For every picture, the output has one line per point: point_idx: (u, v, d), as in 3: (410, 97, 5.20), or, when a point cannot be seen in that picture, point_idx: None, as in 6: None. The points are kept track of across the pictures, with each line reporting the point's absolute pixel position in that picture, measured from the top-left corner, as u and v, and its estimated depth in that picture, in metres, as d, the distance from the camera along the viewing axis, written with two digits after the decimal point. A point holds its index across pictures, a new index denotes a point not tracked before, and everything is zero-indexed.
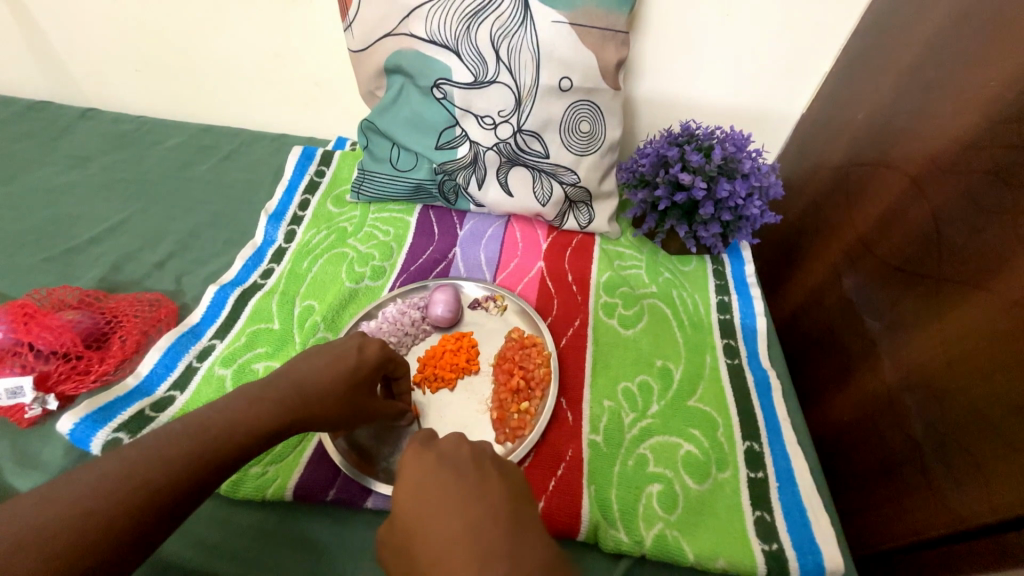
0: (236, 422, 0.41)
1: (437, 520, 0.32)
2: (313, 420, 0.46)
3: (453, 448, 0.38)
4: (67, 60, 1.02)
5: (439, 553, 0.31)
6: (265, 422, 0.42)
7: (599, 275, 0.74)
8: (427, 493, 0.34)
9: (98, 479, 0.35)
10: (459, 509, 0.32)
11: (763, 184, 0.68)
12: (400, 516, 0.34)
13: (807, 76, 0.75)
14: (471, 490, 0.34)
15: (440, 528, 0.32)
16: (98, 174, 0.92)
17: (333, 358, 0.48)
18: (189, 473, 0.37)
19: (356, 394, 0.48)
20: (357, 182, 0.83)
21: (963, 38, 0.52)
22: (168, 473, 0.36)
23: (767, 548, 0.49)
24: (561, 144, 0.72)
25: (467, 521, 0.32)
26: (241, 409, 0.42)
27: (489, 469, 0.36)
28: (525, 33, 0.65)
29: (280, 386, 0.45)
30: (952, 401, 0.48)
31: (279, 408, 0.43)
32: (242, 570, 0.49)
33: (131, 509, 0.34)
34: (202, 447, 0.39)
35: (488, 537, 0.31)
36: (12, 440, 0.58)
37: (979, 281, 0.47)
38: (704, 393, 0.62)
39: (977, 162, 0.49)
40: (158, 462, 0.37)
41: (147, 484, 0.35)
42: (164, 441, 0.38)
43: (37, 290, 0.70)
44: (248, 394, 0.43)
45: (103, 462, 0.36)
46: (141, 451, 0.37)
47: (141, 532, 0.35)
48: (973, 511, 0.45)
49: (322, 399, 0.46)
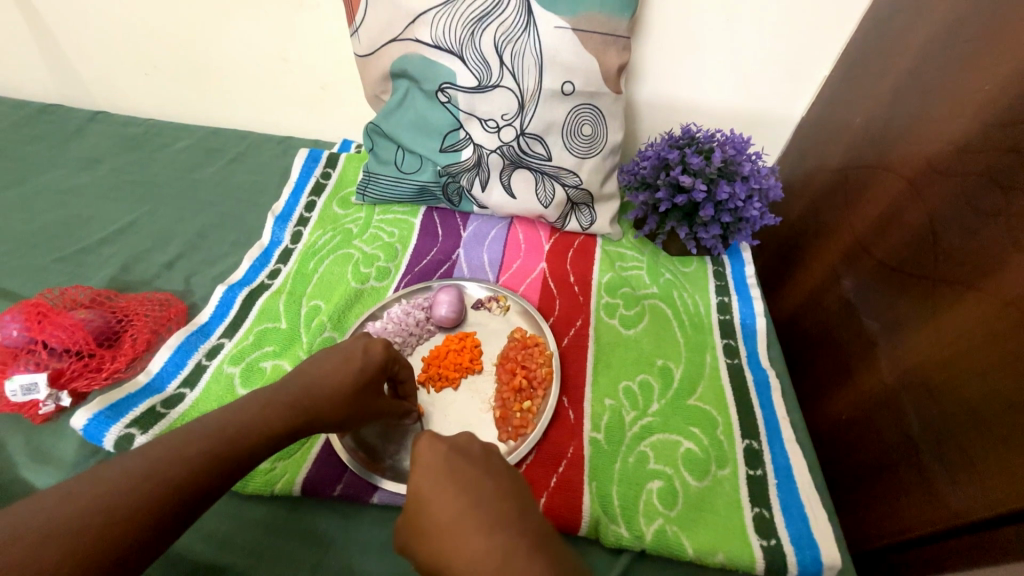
0: (249, 423, 0.42)
1: (450, 499, 0.34)
2: (322, 421, 0.47)
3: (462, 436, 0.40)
4: (77, 64, 1.04)
5: (453, 527, 0.33)
6: (278, 423, 0.44)
7: (601, 276, 0.75)
8: (440, 473, 0.36)
9: (119, 474, 0.36)
10: (471, 490, 0.35)
11: (763, 187, 0.69)
12: (412, 493, 0.36)
13: (806, 79, 0.76)
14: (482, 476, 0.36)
15: (453, 506, 0.34)
16: (108, 176, 0.93)
17: (341, 361, 0.49)
18: (206, 470, 0.39)
19: (363, 394, 0.49)
20: (362, 184, 0.84)
21: (959, 43, 0.53)
22: (184, 469, 0.38)
23: (766, 544, 0.50)
24: (563, 147, 0.73)
25: (479, 502, 0.34)
26: (255, 409, 0.43)
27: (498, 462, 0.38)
28: (528, 39, 0.67)
29: (292, 388, 0.46)
30: (948, 399, 0.49)
31: (290, 409, 0.45)
32: (251, 563, 0.51)
33: (152, 504, 0.36)
34: (217, 447, 0.40)
35: (500, 518, 0.33)
36: (26, 436, 0.59)
37: (973, 282, 0.48)
38: (704, 391, 0.63)
39: (971, 164, 0.50)
40: (176, 460, 0.38)
41: (165, 479, 0.37)
42: (180, 439, 0.39)
43: (50, 290, 0.72)
44: (260, 396, 0.45)
45: (123, 459, 0.37)
46: (159, 449, 0.38)
47: (161, 526, 0.36)
48: (968, 507, 0.45)
49: (331, 399, 0.47)
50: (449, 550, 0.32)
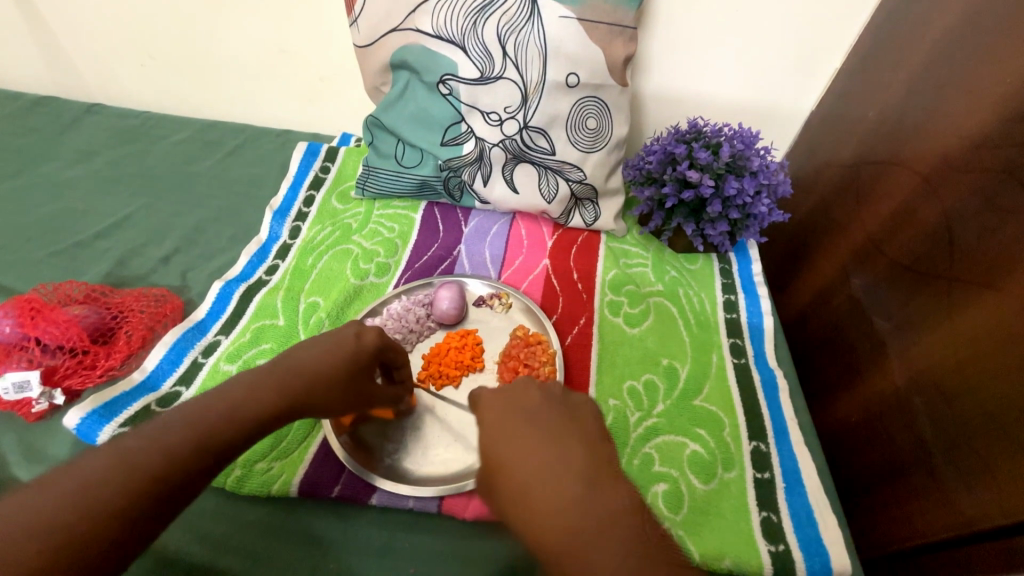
0: (233, 410, 0.40)
1: (519, 466, 0.34)
2: (313, 406, 0.44)
3: (518, 392, 0.39)
4: (72, 55, 1.02)
5: (533, 479, 0.33)
6: (265, 409, 0.41)
7: (605, 273, 0.74)
8: (512, 436, 0.36)
9: (96, 466, 0.35)
10: (551, 446, 0.35)
11: (772, 182, 0.67)
12: (497, 444, 0.36)
13: (816, 73, 0.74)
14: (546, 436, 0.35)
15: (520, 478, 0.34)
16: (103, 170, 0.92)
17: (332, 345, 0.46)
18: (188, 459, 0.37)
19: (357, 378, 0.47)
20: (362, 179, 0.83)
21: (976, 35, 0.52)
22: (166, 460, 0.36)
23: (774, 550, 0.49)
24: (567, 141, 0.71)
25: (545, 473, 0.33)
26: (238, 395, 0.41)
27: (560, 416, 0.37)
28: (532, 28, 0.65)
29: (279, 372, 0.43)
30: (962, 402, 0.48)
31: (278, 392, 0.42)
32: (248, 567, 0.49)
33: (134, 496, 0.35)
34: (198, 434, 0.38)
35: (559, 494, 0.32)
36: (19, 434, 0.58)
37: (991, 280, 0.46)
38: (710, 392, 0.61)
39: (989, 161, 0.48)
40: (155, 450, 0.36)
41: (146, 470, 0.35)
42: (159, 427, 0.38)
43: (44, 286, 0.71)
44: (245, 379, 0.42)
45: (101, 450, 0.36)
46: (139, 440, 0.37)
47: (145, 518, 0.35)
48: (982, 513, 0.44)
49: (323, 383, 0.44)
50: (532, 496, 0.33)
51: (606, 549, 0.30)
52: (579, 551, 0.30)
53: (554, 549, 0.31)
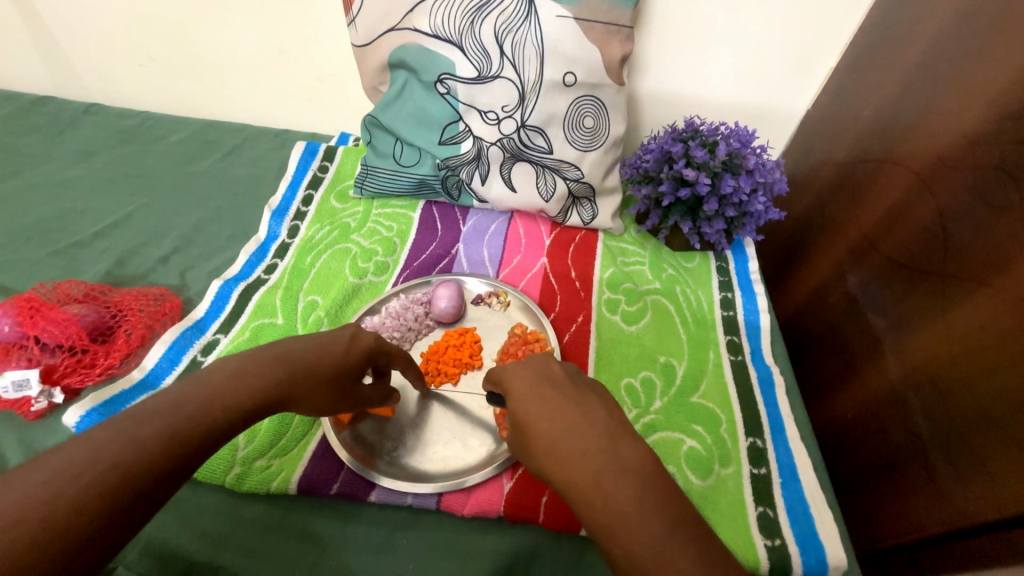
0: (213, 399, 0.39)
1: (542, 425, 0.38)
2: (297, 398, 0.44)
3: (545, 365, 0.43)
4: (72, 56, 1.03)
5: (554, 435, 0.37)
6: (244, 398, 0.40)
7: (603, 272, 0.74)
8: (535, 401, 0.40)
9: (65, 461, 0.33)
10: (572, 406, 0.39)
11: (768, 180, 0.67)
12: (521, 408, 0.40)
13: (811, 72, 0.75)
14: (573, 399, 0.39)
15: (544, 433, 0.38)
16: (102, 170, 0.92)
17: (325, 340, 0.46)
18: (167, 452, 0.35)
19: (344, 378, 0.47)
20: (360, 178, 0.83)
21: (971, 34, 0.52)
22: (139, 452, 0.34)
23: (770, 544, 0.49)
24: (564, 139, 0.72)
25: (565, 430, 0.37)
26: (218, 384, 0.40)
27: (585, 388, 0.41)
28: (529, 27, 0.65)
29: (265, 360, 0.43)
30: (957, 398, 0.48)
31: (261, 380, 0.41)
32: (247, 563, 0.50)
33: (104, 493, 0.32)
34: (176, 425, 0.36)
35: (578, 445, 0.36)
36: (18, 432, 0.59)
37: (985, 277, 0.47)
38: (707, 389, 0.62)
39: (984, 157, 0.48)
40: (129, 442, 0.34)
41: (119, 463, 0.33)
42: (129, 418, 0.36)
43: (44, 285, 0.71)
44: (226, 367, 0.41)
45: (69, 446, 0.34)
46: (108, 432, 0.35)
47: (118, 516, 0.32)
48: (977, 509, 0.44)
49: (308, 376, 0.44)
50: (554, 448, 0.37)
51: (631, 490, 0.34)
52: (605, 492, 0.34)
53: (578, 489, 0.35)
